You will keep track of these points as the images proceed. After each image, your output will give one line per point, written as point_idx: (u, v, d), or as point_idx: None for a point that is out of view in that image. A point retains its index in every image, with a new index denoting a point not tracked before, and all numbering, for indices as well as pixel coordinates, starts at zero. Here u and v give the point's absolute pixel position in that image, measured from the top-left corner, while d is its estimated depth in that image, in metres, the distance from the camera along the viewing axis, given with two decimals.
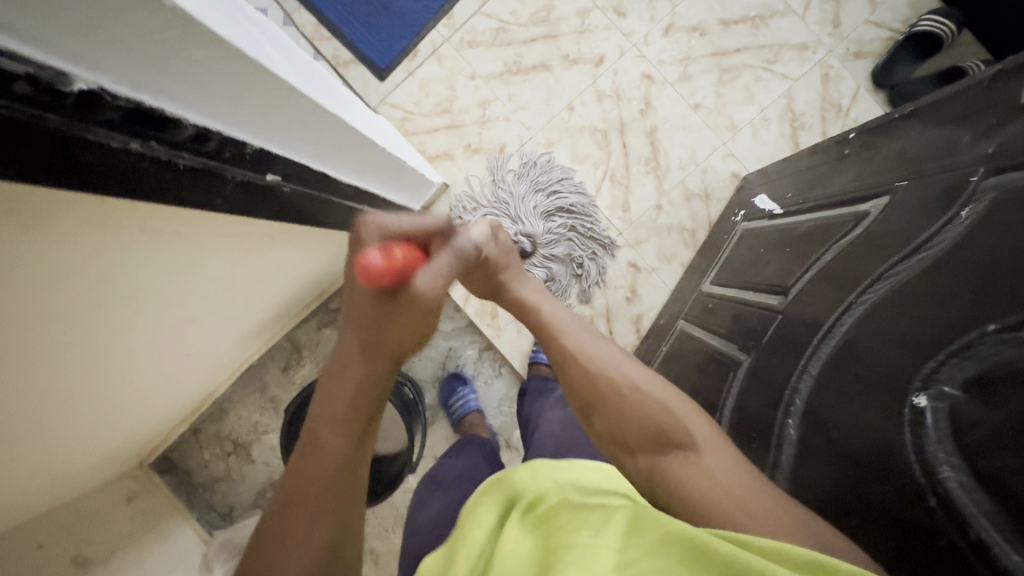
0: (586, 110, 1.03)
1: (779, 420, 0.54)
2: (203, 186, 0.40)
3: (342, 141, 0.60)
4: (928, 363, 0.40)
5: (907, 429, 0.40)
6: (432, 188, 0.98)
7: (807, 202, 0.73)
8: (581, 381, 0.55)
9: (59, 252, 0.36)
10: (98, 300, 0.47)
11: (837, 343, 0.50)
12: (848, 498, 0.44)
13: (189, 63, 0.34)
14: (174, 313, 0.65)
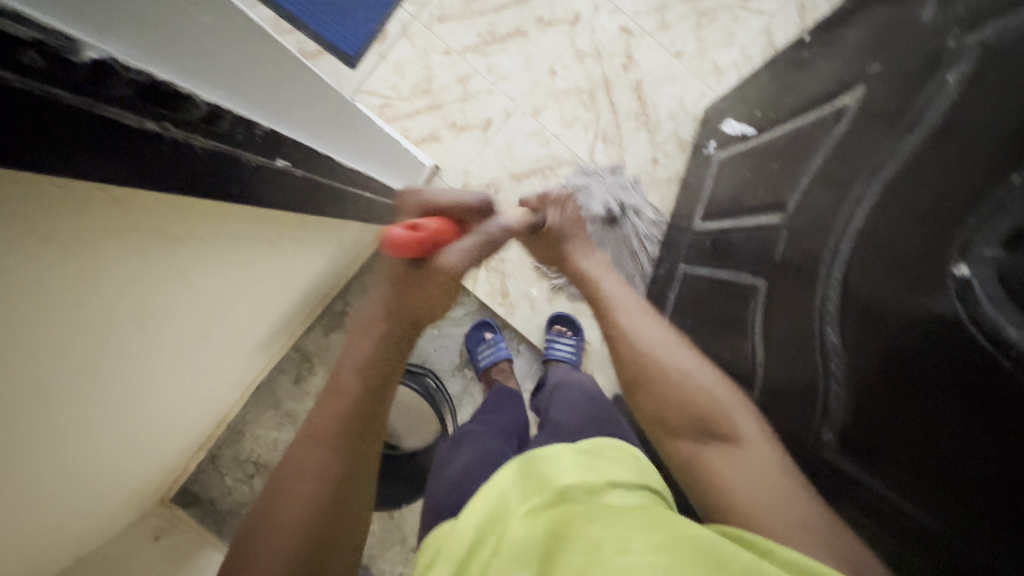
0: (569, 72, 1.01)
1: (817, 332, 0.52)
2: (221, 175, 0.37)
3: (327, 115, 0.56)
4: (963, 230, 0.37)
5: (954, 303, 0.37)
6: (424, 171, 0.96)
7: (777, 115, 0.72)
8: (628, 362, 0.56)
9: (78, 261, 0.33)
10: (117, 317, 0.44)
11: (856, 239, 0.48)
12: (914, 390, 0.41)
13: (183, 21, 0.31)
14: (186, 331, 0.61)
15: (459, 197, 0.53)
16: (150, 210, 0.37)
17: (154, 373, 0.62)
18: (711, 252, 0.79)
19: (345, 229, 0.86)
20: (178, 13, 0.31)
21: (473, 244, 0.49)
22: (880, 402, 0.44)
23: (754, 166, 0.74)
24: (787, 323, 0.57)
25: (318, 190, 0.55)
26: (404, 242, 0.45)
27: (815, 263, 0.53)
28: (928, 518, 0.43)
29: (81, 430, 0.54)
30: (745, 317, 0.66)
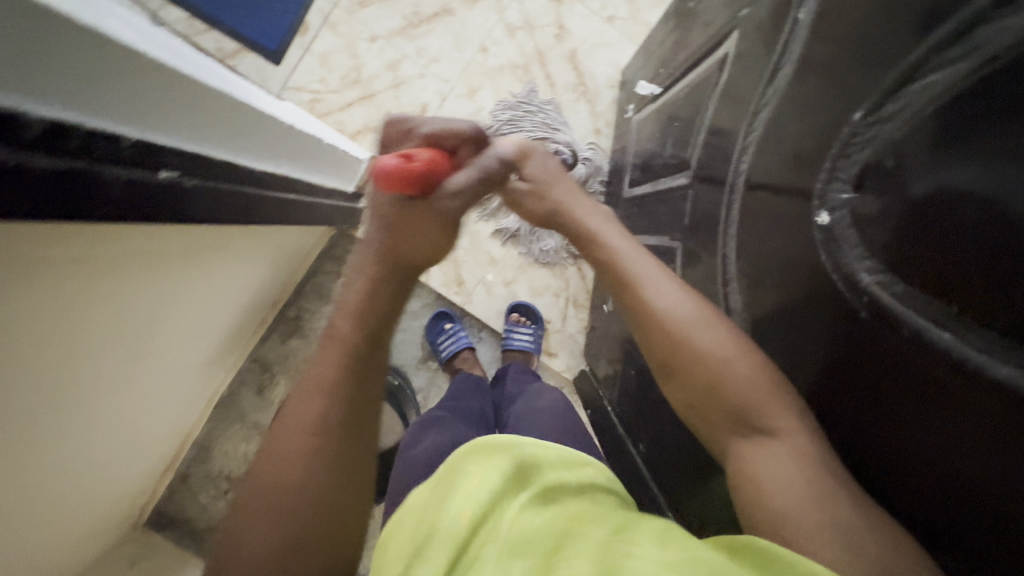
0: (501, 48, 0.98)
1: (722, 292, 0.52)
2: (83, 193, 0.34)
3: (237, 122, 0.54)
4: (822, 175, 0.38)
5: (823, 251, 0.39)
6: (360, 164, 0.93)
7: (677, 70, 0.71)
8: (659, 341, 0.48)
9: None
10: (7, 351, 0.41)
11: (743, 194, 0.48)
12: (802, 340, 0.42)
13: (26, 42, 0.29)
14: (112, 355, 0.59)
15: (453, 126, 0.48)
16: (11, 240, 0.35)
17: (86, 402, 0.59)
18: (641, 218, 0.77)
19: (281, 232, 0.83)
20: (34, 39, 0.30)
21: (468, 180, 0.45)
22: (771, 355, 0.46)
23: (663, 125, 0.73)
24: (703, 284, 0.56)
25: (226, 197, 0.52)
26: (398, 169, 0.40)
27: (715, 222, 0.53)
28: None
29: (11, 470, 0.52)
30: (669, 275, 0.66)
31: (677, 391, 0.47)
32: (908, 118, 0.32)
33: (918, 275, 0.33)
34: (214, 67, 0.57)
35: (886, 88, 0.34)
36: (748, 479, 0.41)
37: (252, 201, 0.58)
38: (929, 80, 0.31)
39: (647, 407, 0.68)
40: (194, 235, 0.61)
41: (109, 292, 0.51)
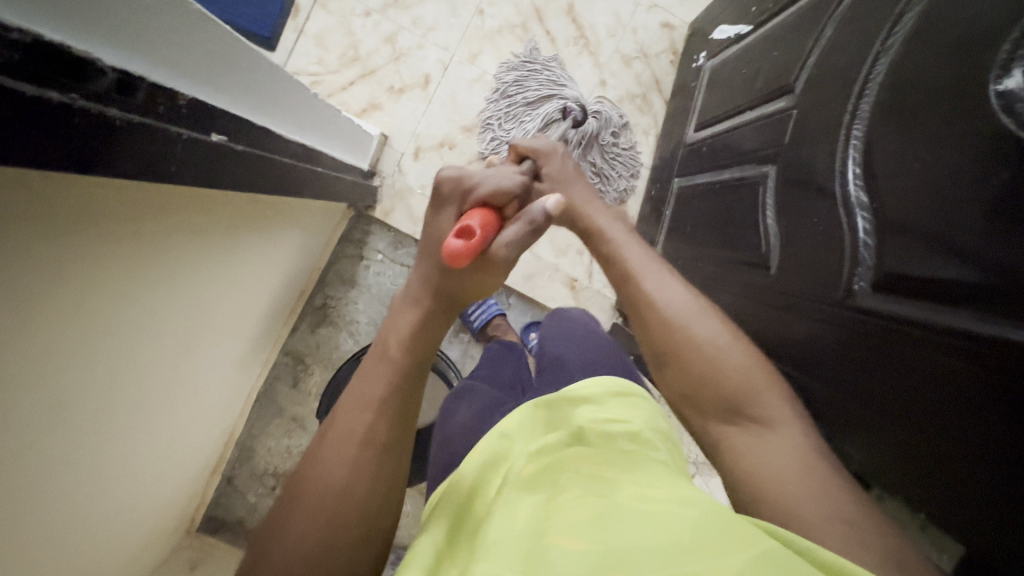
0: (497, 10, 0.97)
1: (839, 187, 0.51)
2: (150, 151, 0.34)
3: (248, 78, 0.48)
4: (1007, 47, 0.37)
5: (1000, 118, 0.36)
6: (373, 142, 0.92)
7: (772, 7, 0.73)
8: (658, 332, 0.50)
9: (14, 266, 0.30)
10: (81, 327, 0.41)
11: (880, 90, 0.48)
12: (950, 219, 0.39)
13: None
14: (163, 344, 0.58)
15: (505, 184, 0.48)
16: (79, 204, 0.34)
17: (144, 395, 0.59)
18: (708, 158, 0.80)
19: (309, 209, 0.81)
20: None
21: (517, 239, 0.45)
22: (912, 257, 0.42)
23: (750, 64, 0.75)
24: (804, 195, 0.56)
25: (266, 167, 0.52)
26: (464, 251, 0.40)
27: (833, 132, 0.53)
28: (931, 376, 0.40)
29: (82, 463, 0.52)
30: (755, 211, 0.64)
31: (676, 376, 0.49)
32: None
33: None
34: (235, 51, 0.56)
35: None
36: (737, 458, 0.43)
37: (288, 170, 0.57)
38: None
39: None
40: (236, 204, 0.58)
41: (164, 271, 0.49)
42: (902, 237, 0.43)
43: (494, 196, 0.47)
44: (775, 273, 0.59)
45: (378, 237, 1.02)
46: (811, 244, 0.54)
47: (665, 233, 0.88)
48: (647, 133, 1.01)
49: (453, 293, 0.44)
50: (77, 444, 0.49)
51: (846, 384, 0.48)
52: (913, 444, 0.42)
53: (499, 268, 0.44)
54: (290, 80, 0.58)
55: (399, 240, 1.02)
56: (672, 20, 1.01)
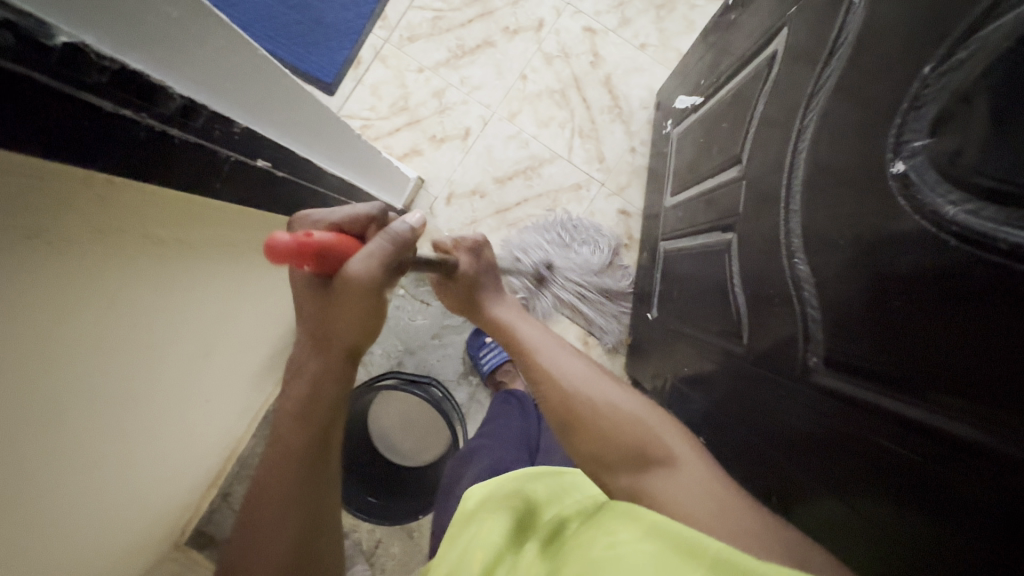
0: (539, 75, 1.04)
1: (786, 266, 0.49)
2: (197, 167, 0.38)
3: (297, 113, 0.54)
4: (892, 132, 0.37)
5: (899, 199, 0.36)
6: (410, 183, 0.98)
7: (718, 79, 0.75)
8: (559, 403, 0.55)
9: (73, 265, 0.35)
10: (116, 328, 0.45)
11: (805, 168, 0.48)
12: (878, 295, 0.38)
13: (167, 23, 0.33)
14: (186, 349, 0.61)
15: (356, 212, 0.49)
16: (135, 213, 0.38)
17: (159, 402, 0.63)
18: (685, 223, 0.82)
19: None
20: (161, 18, 0.32)
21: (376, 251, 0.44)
22: (860, 336, 0.40)
23: (707, 131, 0.77)
24: (757, 263, 0.56)
25: (307, 194, 0.57)
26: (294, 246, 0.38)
27: (771, 205, 0.53)
28: (882, 462, 0.38)
29: (85, 460, 0.54)
30: (723, 274, 0.64)
31: (586, 444, 0.52)
32: (988, 55, 0.30)
33: (999, 197, 0.29)
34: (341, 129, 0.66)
35: (974, 19, 0.31)
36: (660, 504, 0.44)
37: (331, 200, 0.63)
38: (1001, 21, 0.29)
39: (705, 401, 0.68)
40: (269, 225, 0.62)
41: (198, 281, 0.54)
42: (835, 307, 0.43)
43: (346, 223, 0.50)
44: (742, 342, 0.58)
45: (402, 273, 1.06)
46: (768, 312, 0.53)
47: (659, 294, 0.89)
48: None
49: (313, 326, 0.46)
50: (86, 441, 0.52)
51: (806, 463, 0.46)
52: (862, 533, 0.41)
53: (355, 283, 0.43)
54: (333, 118, 0.63)
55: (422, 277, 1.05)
56: None
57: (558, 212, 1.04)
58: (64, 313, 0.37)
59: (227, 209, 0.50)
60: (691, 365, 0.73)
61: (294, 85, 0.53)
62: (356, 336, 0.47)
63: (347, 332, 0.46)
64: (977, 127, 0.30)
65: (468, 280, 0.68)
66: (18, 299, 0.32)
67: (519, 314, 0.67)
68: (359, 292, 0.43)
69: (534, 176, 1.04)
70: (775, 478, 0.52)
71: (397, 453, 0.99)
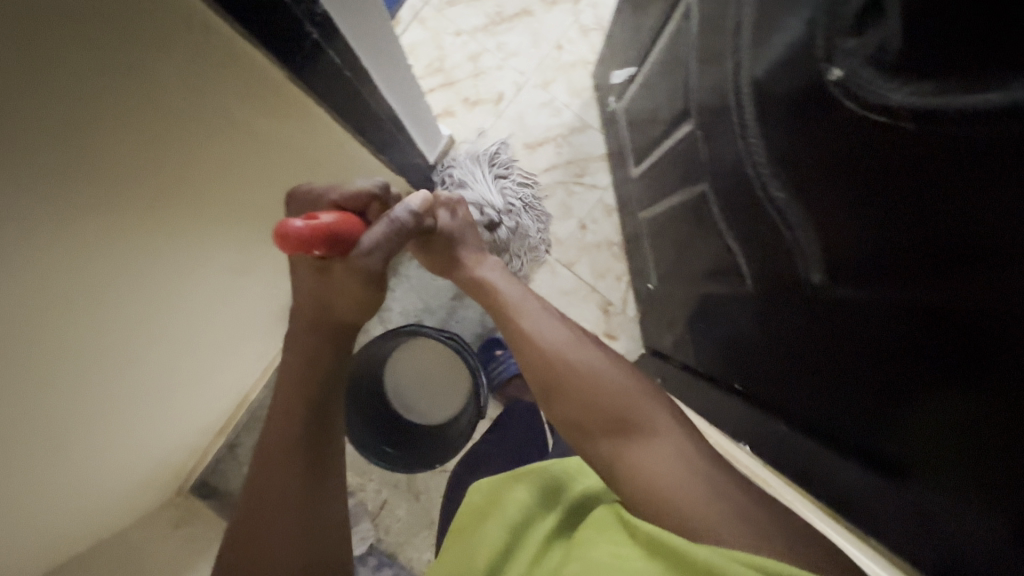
0: (575, 46, 1.06)
1: (761, 194, 0.51)
2: (277, 29, 0.40)
3: (372, 30, 0.55)
4: (822, 43, 0.37)
5: (847, 104, 0.36)
6: (443, 141, 0.99)
7: (643, 47, 0.76)
8: (538, 368, 0.52)
9: (128, 107, 0.35)
10: (158, 201, 0.45)
11: (751, 95, 0.49)
12: (861, 199, 0.38)
13: None
14: (218, 254, 0.61)
15: (357, 189, 0.53)
16: (203, 75, 0.39)
17: (175, 311, 0.62)
18: (656, 189, 0.83)
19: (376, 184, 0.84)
20: None
21: (381, 229, 0.49)
22: (874, 242, 0.38)
23: (648, 97, 0.78)
24: (736, 205, 0.56)
25: (357, 105, 0.58)
26: (306, 232, 0.42)
27: (732, 145, 0.54)
28: (931, 355, 0.37)
29: (96, 346, 0.53)
30: (710, 223, 0.65)
31: (567, 406, 0.50)
32: None
33: (939, 72, 0.29)
34: (403, 63, 0.68)
35: None
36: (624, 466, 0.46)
37: (374, 119, 0.63)
38: None
39: (729, 346, 0.68)
40: (332, 143, 0.62)
41: (243, 181, 0.54)
42: (831, 222, 0.42)
43: (346, 201, 0.53)
44: (748, 284, 0.59)
45: None
46: (764, 244, 0.54)
47: (654, 262, 0.90)
48: None
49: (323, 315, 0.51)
50: (98, 328, 0.51)
51: (856, 375, 0.45)
52: (973, 450, 0.36)
53: (358, 268, 0.48)
54: (400, 50, 0.66)
55: None
56: None
57: (585, 179, 1.05)
58: (113, 157, 0.37)
59: (295, 101, 0.49)
60: (708, 318, 0.73)
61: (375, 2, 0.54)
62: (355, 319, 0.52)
63: (346, 308, 0.50)
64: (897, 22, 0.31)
65: (447, 238, 0.63)
66: (73, 65, 0.30)
67: (505, 275, 0.63)
68: (362, 277, 0.48)
69: (564, 143, 1.05)
70: (831, 403, 0.51)
71: (417, 413, 0.98)
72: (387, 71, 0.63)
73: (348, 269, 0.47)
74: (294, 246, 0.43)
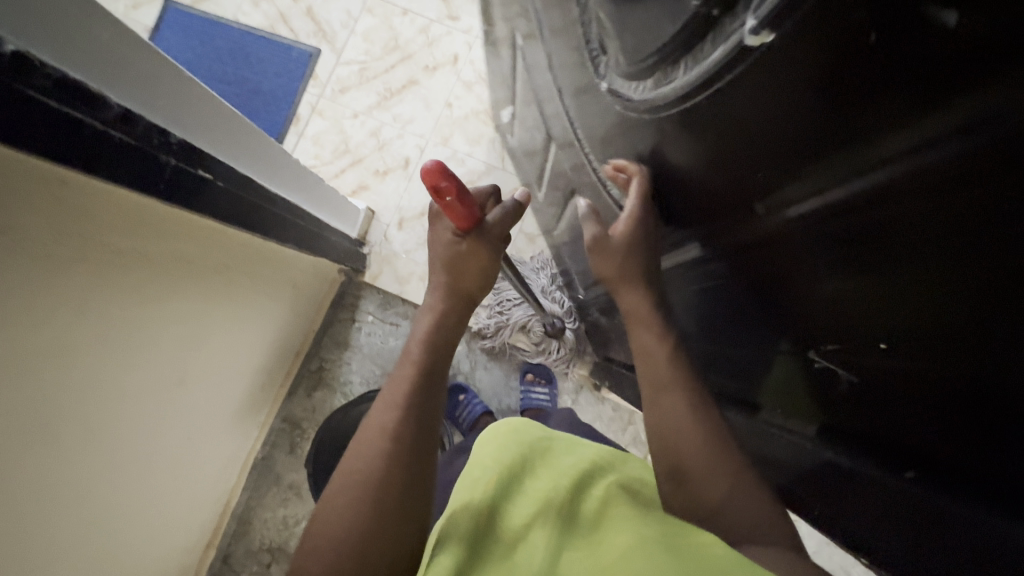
0: (463, 101, 1.15)
1: (606, 195, 0.58)
2: (141, 165, 0.44)
3: (242, 142, 0.61)
4: (594, 64, 0.48)
5: (618, 106, 0.46)
6: (359, 215, 1.05)
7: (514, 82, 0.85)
8: (672, 426, 0.47)
9: (27, 266, 0.39)
10: (76, 340, 0.48)
11: (576, 120, 0.59)
12: (695, 162, 0.39)
13: (100, 45, 0.39)
14: (160, 374, 0.64)
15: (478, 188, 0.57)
16: (87, 217, 0.43)
17: (129, 439, 0.64)
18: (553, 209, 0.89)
19: (296, 266, 0.89)
20: (98, 43, 0.39)
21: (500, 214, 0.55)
22: (725, 210, 0.38)
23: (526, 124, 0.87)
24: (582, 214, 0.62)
25: (245, 206, 0.63)
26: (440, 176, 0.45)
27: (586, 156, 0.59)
28: (803, 291, 0.33)
29: (62, 489, 0.54)
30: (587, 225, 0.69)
31: (652, 417, 0.49)
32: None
33: (650, 64, 0.38)
34: (292, 163, 0.75)
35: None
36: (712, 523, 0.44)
37: (272, 211, 0.69)
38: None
39: None
40: (227, 242, 0.66)
41: (160, 300, 0.57)
42: (686, 192, 0.43)
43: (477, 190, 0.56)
44: None
45: (370, 299, 1.09)
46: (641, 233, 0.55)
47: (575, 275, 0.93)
48: None
49: (452, 284, 0.53)
50: (54, 476, 0.52)
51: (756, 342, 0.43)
52: (882, 369, 0.31)
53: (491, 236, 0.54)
54: (285, 154, 0.72)
55: (388, 301, 1.09)
56: None
57: None
58: (16, 313, 0.40)
59: (173, 217, 0.54)
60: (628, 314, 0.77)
61: (240, 119, 0.60)
62: (474, 289, 0.54)
63: (470, 278, 0.53)
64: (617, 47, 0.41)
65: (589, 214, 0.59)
66: None
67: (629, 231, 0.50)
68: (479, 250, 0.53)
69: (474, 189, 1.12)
70: (750, 397, 0.50)
71: None
72: (269, 173, 0.69)
73: (473, 247, 0.52)
74: (432, 182, 0.44)
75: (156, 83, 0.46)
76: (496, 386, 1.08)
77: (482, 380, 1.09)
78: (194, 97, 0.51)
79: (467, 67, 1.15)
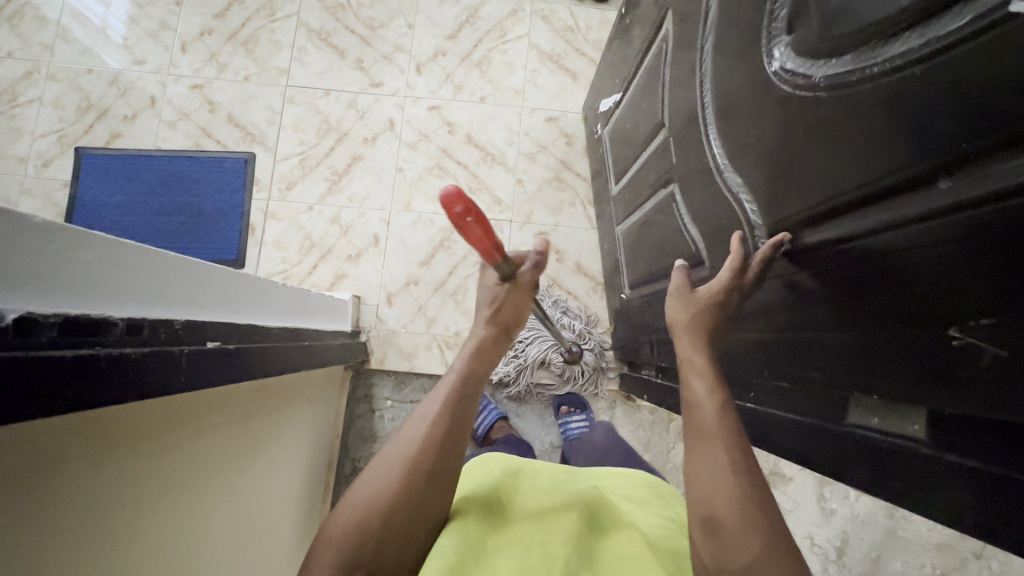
0: (412, 162, 1.13)
1: (721, 183, 0.52)
2: (161, 365, 0.42)
3: (229, 297, 0.58)
4: (765, 36, 0.41)
5: (783, 88, 0.39)
6: (347, 306, 1.02)
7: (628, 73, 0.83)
8: (708, 471, 0.44)
9: (71, 514, 0.36)
10: (138, 561, 0.44)
11: (713, 104, 0.52)
12: (835, 143, 0.35)
13: (86, 266, 0.37)
14: (215, 555, 0.58)
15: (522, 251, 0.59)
16: (118, 436, 0.40)
17: None
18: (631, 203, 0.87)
19: (307, 382, 0.85)
20: (82, 266, 0.36)
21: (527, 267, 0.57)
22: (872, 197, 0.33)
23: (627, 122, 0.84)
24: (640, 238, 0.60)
25: (255, 355, 0.60)
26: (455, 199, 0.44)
27: (697, 145, 0.57)
28: (969, 272, 0.28)
29: None
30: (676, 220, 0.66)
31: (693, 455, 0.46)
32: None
33: (857, 39, 0.31)
34: (278, 291, 0.73)
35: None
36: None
37: (276, 346, 0.67)
38: None
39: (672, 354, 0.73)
40: (229, 401, 0.59)
41: (198, 479, 0.53)
42: (805, 181, 0.39)
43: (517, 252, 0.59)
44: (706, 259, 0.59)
45: (383, 384, 1.07)
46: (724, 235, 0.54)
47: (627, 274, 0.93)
48: (571, 206, 1.13)
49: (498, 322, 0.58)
50: None
51: (858, 342, 0.38)
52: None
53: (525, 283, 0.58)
54: (268, 283, 0.70)
55: (401, 380, 1.07)
56: (514, 125, 1.16)
57: None
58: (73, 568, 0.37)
59: (187, 400, 0.50)
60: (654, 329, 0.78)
61: (223, 273, 0.58)
62: (512, 321, 0.59)
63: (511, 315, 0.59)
64: (820, 17, 0.34)
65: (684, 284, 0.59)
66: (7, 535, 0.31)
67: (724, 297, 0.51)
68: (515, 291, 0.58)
69: (452, 244, 1.11)
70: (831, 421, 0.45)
71: None
72: (260, 317, 0.65)
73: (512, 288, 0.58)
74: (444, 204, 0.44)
75: (145, 276, 0.43)
76: (532, 428, 1.07)
77: (519, 426, 1.08)
78: (179, 272, 0.49)
79: (405, 128, 1.15)
